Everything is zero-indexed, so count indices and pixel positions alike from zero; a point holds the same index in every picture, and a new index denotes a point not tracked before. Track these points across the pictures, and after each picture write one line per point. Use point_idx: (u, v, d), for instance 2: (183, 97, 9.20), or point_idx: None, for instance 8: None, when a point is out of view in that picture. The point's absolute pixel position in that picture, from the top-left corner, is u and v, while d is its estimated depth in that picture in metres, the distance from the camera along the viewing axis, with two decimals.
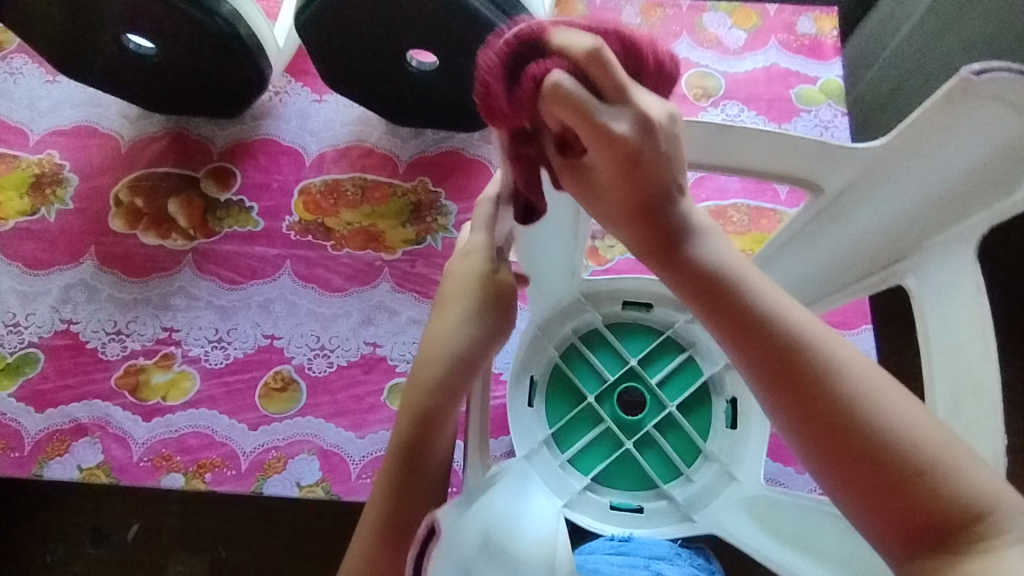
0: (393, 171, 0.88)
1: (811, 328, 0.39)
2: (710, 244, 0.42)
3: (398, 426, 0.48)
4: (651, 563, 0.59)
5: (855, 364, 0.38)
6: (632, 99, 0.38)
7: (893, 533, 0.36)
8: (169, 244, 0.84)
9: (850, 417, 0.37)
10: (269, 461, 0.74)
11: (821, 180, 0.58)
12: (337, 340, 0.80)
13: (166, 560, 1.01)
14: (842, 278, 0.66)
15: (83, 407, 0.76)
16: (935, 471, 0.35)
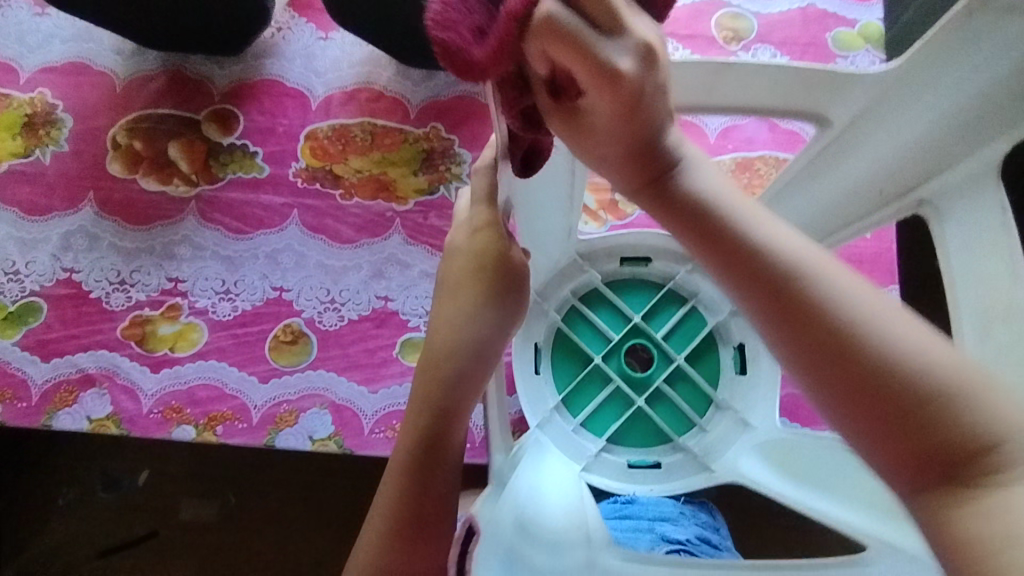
0: (403, 116, 0.84)
1: (802, 250, 0.35)
2: (701, 175, 0.40)
3: (409, 422, 0.43)
4: (655, 525, 0.63)
5: (854, 284, 0.33)
6: (631, 28, 0.33)
7: (921, 476, 0.29)
8: (171, 190, 0.81)
9: (842, 334, 0.32)
10: (281, 415, 0.73)
11: (825, 112, 0.49)
12: (348, 293, 0.78)
13: (178, 505, 1.02)
14: (836, 221, 0.58)
15: (90, 358, 0.74)
16: (967, 394, 0.29)
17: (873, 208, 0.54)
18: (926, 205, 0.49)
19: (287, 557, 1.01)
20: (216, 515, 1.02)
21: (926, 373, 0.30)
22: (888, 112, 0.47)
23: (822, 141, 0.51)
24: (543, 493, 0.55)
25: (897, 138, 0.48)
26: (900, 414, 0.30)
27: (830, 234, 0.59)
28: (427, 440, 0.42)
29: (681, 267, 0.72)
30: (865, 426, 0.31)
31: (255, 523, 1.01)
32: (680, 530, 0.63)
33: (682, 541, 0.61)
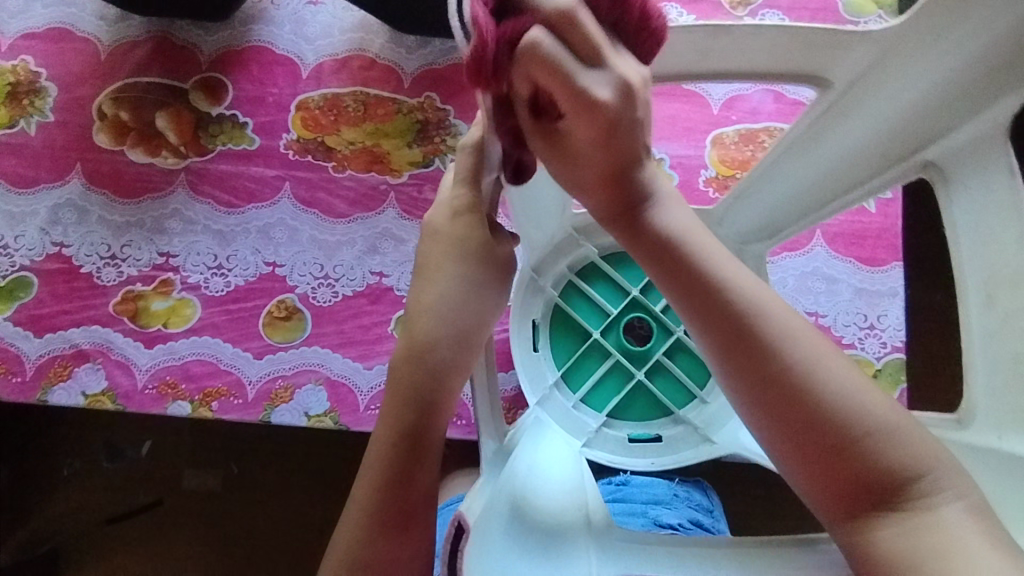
0: (397, 85, 0.81)
1: (756, 293, 0.39)
2: (669, 210, 0.42)
3: (389, 408, 0.43)
4: (648, 509, 0.62)
5: (799, 332, 0.37)
6: (610, 65, 0.37)
7: (843, 499, 0.35)
8: (160, 162, 0.79)
9: (792, 383, 0.36)
10: (276, 391, 0.73)
11: (827, 71, 0.46)
12: (342, 268, 0.76)
13: (180, 475, 1.03)
14: (829, 191, 0.54)
15: (83, 333, 0.74)
16: (888, 432, 0.35)
17: (872, 173, 0.50)
18: (930, 168, 0.46)
19: (288, 524, 1.02)
20: (218, 485, 1.03)
21: (857, 412, 0.35)
22: (894, 66, 0.43)
23: (827, 97, 0.48)
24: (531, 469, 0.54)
25: (900, 96, 0.45)
26: (833, 449, 0.35)
27: (824, 204, 0.55)
28: (409, 429, 0.42)
29: None
30: (803, 460, 0.36)
31: (256, 492, 1.02)
32: (673, 513, 0.62)
33: (675, 526, 0.60)
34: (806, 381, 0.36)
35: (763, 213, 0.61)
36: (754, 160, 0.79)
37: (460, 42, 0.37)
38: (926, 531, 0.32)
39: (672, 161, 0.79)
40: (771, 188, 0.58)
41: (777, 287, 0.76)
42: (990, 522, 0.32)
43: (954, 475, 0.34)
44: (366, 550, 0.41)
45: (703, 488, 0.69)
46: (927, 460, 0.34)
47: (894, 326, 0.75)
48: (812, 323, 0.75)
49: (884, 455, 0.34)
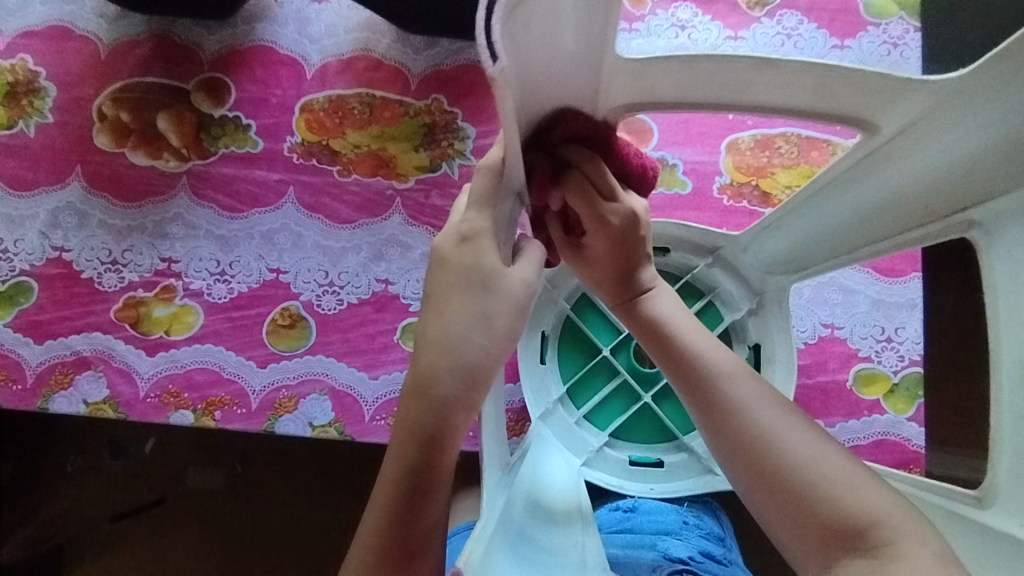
0: (404, 86, 0.79)
1: (726, 363, 0.45)
2: (663, 301, 0.50)
3: (393, 444, 0.41)
4: (657, 542, 0.60)
5: (760, 395, 0.42)
6: (625, 200, 0.48)
7: (816, 550, 0.38)
8: (161, 165, 0.77)
9: (752, 439, 0.41)
10: (280, 400, 0.72)
11: (876, 116, 0.43)
12: (347, 275, 0.75)
13: (184, 474, 1.02)
14: (859, 238, 0.54)
15: (84, 340, 0.72)
16: (853, 488, 0.38)
17: (908, 226, 0.49)
18: (974, 229, 0.44)
19: (292, 525, 1.01)
20: (224, 482, 1.02)
21: (822, 471, 0.38)
22: (941, 121, 0.41)
23: (870, 141, 0.46)
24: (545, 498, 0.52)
25: (944, 154, 0.43)
26: (802, 505, 0.38)
27: (857, 248, 0.55)
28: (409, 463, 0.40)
29: (703, 260, 0.70)
30: (773, 515, 0.39)
31: (259, 492, 1.01)
32: (683, 547, 0.59)
33: (686, 560, 0.58)
34: (773, 443, 0.40)
35: (792, 245, 0.62)
36: (771, 167, 0.76)
37: (488, 66, 0.30)
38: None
39: (685, 167, 0.77)
40: (807, 222, 0.58)
41: (793, 297, 0.75)
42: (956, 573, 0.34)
43: (918, 532, 0.36)
44: None
45: (714, 522, 0.66)
46: (893, 515, 0.37)
47: (912, 340, 0.73)
48: (828, 335, 0.74)
49: (848, 508, 0.37)
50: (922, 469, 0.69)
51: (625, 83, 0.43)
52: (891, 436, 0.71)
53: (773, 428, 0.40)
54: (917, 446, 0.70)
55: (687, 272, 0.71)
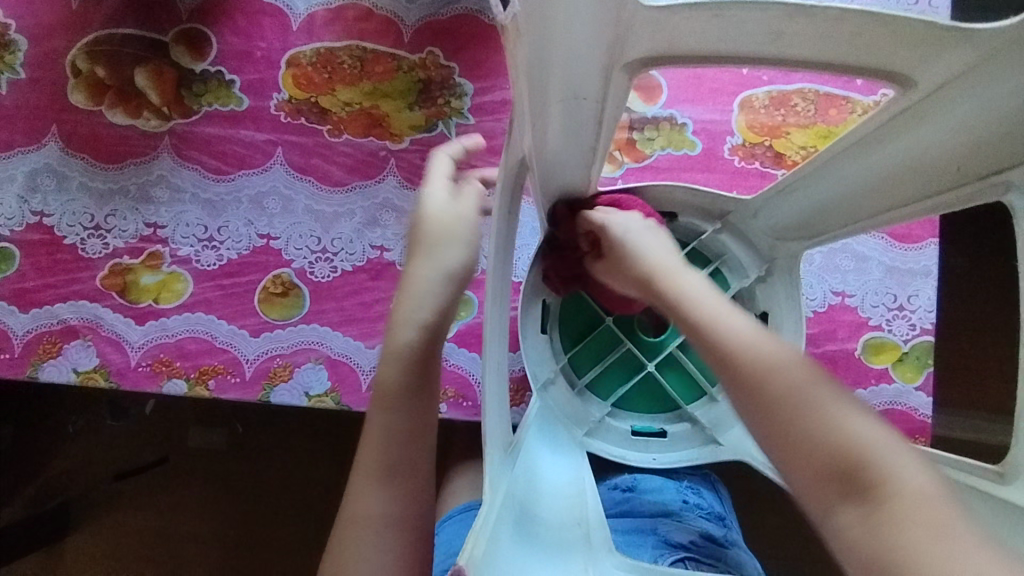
0: (396, 39, 0.74)
1: (728, 309, 0.42)
2: (663, 258, 0.49)
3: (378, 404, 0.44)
4: (656, 526, 0.61)
5: (761, 334, 0.40)
6: (628, 215, 0.54)
7: (818, 496, 0.35)
8: (141, 124, 0.73)
9: (753, 370, 0.38)
10: (274, 369, 0.69)
11: (913, 71, 0.39)
12: (341, 242, 0.72)
13: (185, 433, 1.02)
14: (880, 201, 0.51)
15: (70, 309, 0.70)
16: (832, 414, 0.35)
17: (936, 189, 0.47)
18: (1010, 189, 0.41)
19: (292, 486, 1.00)
20: (225, 443, 1.01)
21: (807, 408, 0.36)
22: (975, 84, 0.37)
23: (901, 100, 0.42)
24: (545, 480, 0.50)
25: (976, 115, 0.39)
26: (790, 447, 0.36)
27: (877, 213, 0.52)
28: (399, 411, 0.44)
29: (711, 225, 0.67)
30: (773, 453, 0.37)
31: (258, 454, 1.00)
32: (683, 531, 0.60)
33: (687, 546, 0.59)
34: (752, 380, 0.38)
35: (805, 210, 0.59)
36: (786, 126, 0.72)
37: None
38: (881, 522, 0.32)
39: (695, 127, 0.73)
40: (821, 186, 0.55)
41: (804, 264, 0.72)
42: (952, 510, 0.31)
43: (913, 468, 0.34)
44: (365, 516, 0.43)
45: (713, 498, 0.67)
46: (883, 450, 0.34)
47: (925, 308, 0.71)
48: (838, 303, 0.72)
49: (831, 445, 0.35)
50: (927, 438, 0.68)
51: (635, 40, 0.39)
52: (897, 407, 0.69)
53: (752, 363, 0.38)
54: (924, 415, 0.69)
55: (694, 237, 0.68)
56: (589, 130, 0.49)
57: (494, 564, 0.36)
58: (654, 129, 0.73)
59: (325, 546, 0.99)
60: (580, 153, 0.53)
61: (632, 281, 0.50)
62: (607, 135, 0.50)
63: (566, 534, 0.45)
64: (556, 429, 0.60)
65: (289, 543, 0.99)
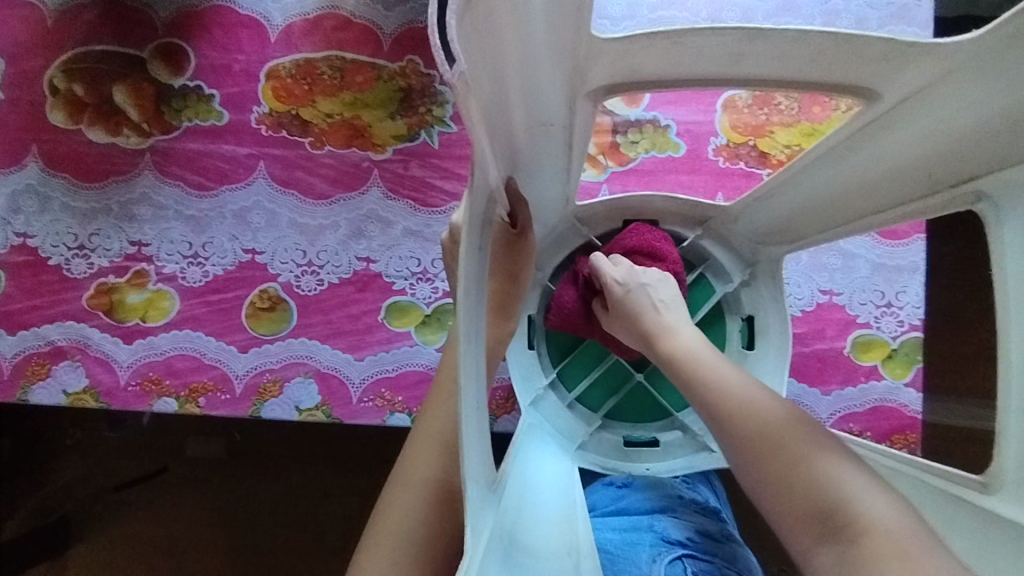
0: (376, 47, 0.73)
1: (720, 364, 0.49)
2: (664, 312, 0.55)
3: (431, 400, 0.54)
4: (653, 523, 0.60)
5: (748, 385, 0.46)
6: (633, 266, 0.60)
7: (800, 537, 0.39)
8: (121, 142, 0.73)
9: (741, 414, 0.44)
10: (264, 385, 0.69)
11: (876, 85, 0.40)
12: (326, 254, 0.72)
13: (182, 445, 1.02)
14: (851, 208, 0.52)
15: (57, 329, 0.70)
16: (809, 454, 0.40)
17: (909, 196, 0.46)
18: (982, 200, 0.41)
19: (290, 494, 0.99)
20: (222, 452, 1.01)
21: (791, 453, 0.40)
22: (936, 97, 0.38)
23: (870, 111, 0.42)
24: (535, 503, 0.47)
25: (936, 127, 0.39)
26: (775, 489, 0.40)
27: (856, 218, 0.52)
28: (422, 409, 0.54)
29: (692, 232, 0.67)
30: (761, 491, 0.41)
31: (256, 463, 1.00)
32: (679, 528, 0.60)
33: (682, 543, 0.58)
34: (747, 426, 0.43)
35: (783, 215, 0.59)
36: (770, 125, 0.72)
37: (445, 71, 0.27)
38: (852, 560, 0.35)
39: (679, 128, 0.73)
40: (799, 192, 0.54)
41: (790, 264, 0.72)
42: (924, 553, 0.34)
43: (891, 513, 0.36)
44: (410, 533, 0.49)
45: (709, 493, 0.67)
46: (861, 495, 0.37)
47: (913, 304, 0.71)
48: (826, 302, 0.72)
49: (813, 488, 0.39)
50: (918, 435, 0.68)
51: (602, 64, 0.40)
52: (888, 402, 0.69)
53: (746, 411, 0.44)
54: (914, 411, 0.69)
55: (677, 243, 0.69)
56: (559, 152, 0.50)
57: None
58: (639, 132, 0.73)
59: (325, 551, 0.99)
60: (556, 176, 0.55)
61: (635, 335, 0.56)
62: (577, 153, 0.52)
63: (556, 564, 0.42)
64: (547, 455, 0.59)
65: (289, 550, 0.99)
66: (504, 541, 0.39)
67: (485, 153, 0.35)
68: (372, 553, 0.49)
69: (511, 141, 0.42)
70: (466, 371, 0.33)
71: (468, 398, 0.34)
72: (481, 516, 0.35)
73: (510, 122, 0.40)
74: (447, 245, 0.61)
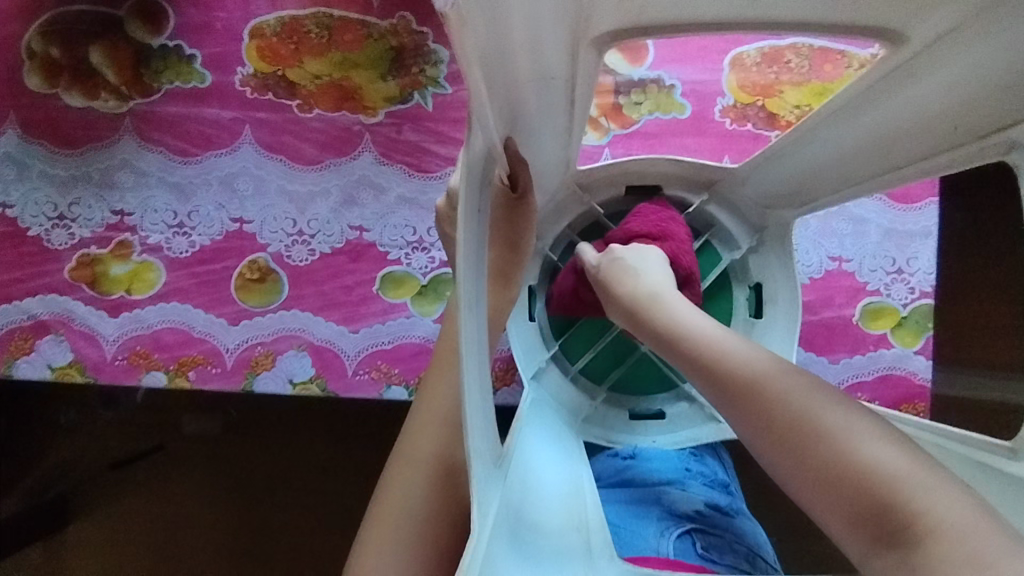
0: (365, 4, 0.70)
1: (725, 337, 0.44)
2: (657, 283, 0.52)
3: (432, 375, 0.53)
4: (661, 495, 0.60)
5: (761, 362, 0.41)
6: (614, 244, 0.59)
7: (854, 539, 0.35)
8: (99, 106, 0.69)
9: (761, 402, 0.39)
10: (256, 358, 0.67)
11: (900, 30, 0.37)
12: (317, 223, 0.69)
13: (177, 421, 1.00)
14: (868, 166, 0.49)
15: (40, 303, 0.67)
16: (845, 440, 0.36)
17: (933, 150, 0.44)
18: (1016, 148, 0.38)
19: (289, 469, 0.98)
20: (218, 429, 0.99)
21: (823, 448, 0.36)
22: (964, 44, 0.35)
23: (892, 59, 0.39)
24: (541, 480, 0.46)
25: (965, 74, 0.37)
26: (813, 489, 0.36)
27: (871, 177, 0.50)
28: (423, 384, 0.53)
29: (697, 196, 0.65)
30: (799, 486, 0.37)
31: (253, 439, 0.99)
32: (688, 501, 0.59)
33: (692, 516, 0.58)
34: (769, 418, 0.39)
35: (792, 177, 0.56)
36: (779, 84, 0.69)
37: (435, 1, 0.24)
38: (917, 565, 0.32)
39: (684, 88, 0.70)
40: (811, 151, 0.52)
41: (799, 230, 0.70)
42: (992, 546, 0.30)
43: (945, 499, 0.33)
44: (410, 509, 0.48)
45: (717, 465, 0.66)
46: (910, 484, 0.34)
47: (924, 270, 0.69)
48: (835, 269, 0.70)
49: (853, 483, 0.35)
50: (926, 404, 0.67)
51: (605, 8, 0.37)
52: (897, 370, 0.68)
53: (764, 400, 0.39)
54: (923, 380, 0.67)
55: (682, 209, 0.67)
56: (560, 112, 0.47)
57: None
58: (642, 92, 0.70)
59: (326, 526, 0.97)
60: (557, 138, 0.52)
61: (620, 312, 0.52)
62: (580, 113, 0.49)
63: (565, 541, 0.41)
64: (552, 430, 0.57)
65: (288, 526, 0.97)
66: (510, 520, 0.37)
67: (483, 104, 0.33)
68: (372, 530, 0.48)
69: (510, 95, 0.39)
70: (466, 339, 0.31)
71: (469, 370, 0.32)
72: (487, 492, 0.33)
73: (509, 74, 0.37)
74: (443, 211, 0.58)
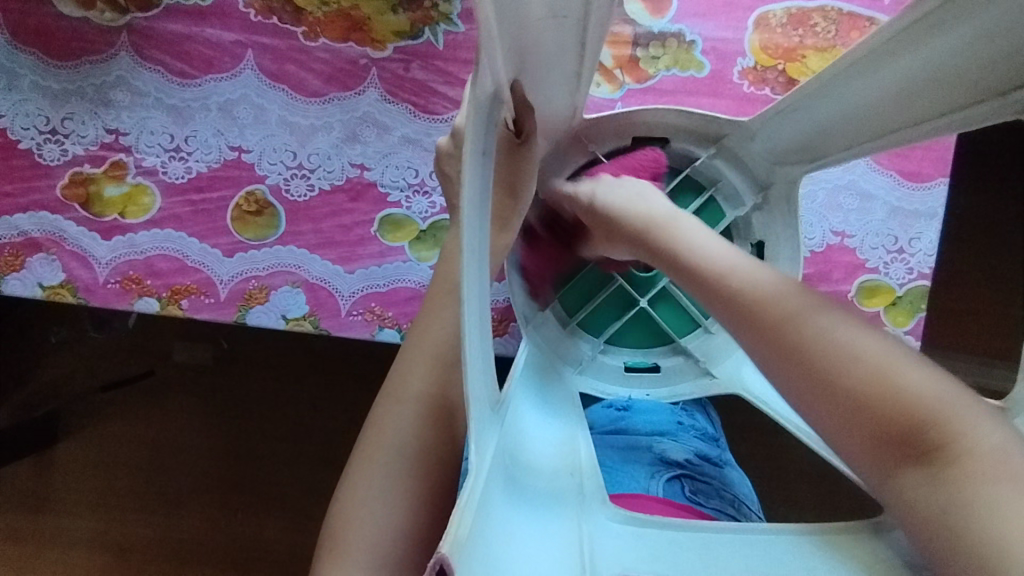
0: None
1: (737, 262, 0.43)
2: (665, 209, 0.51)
3: (426, 317, 0.52)
4: (653, 444, 0.62)
5: (784, 290, 0.41)
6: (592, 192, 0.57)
7: (875, 460, 0.36)
8: (95, 17, 0.67)
9: (791, 330, 0.39)
10: (250, 291, 0.66)
11: None
12: (318, 158, 0.67)
13: (169, 347, 1.00)
14: (879, 123, 0.48)
15: (31, 220, 0.65)
16: (873, 363, 0.36)
17: (943, 108, 0.43)
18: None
19: (278, 403, 0.99)
20: (210, 357, 1.00)
21: (864, 372, 0.36)
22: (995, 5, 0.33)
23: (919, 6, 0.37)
24: (531, 425, 0.46)
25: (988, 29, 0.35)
26: (839, 409, 0.37)
27: (883, 132, 0.49)
28: (416, 323, 0.53)
29: (705, 151, 0.65)
30: (824, 411, 0.37)
31: (245, 370, 0.99)
32: (679, 450, 0.62)
33: (681, 464, 0.60)
34: (798, 339, 0.38)
35: (805, 131, 0.55)
36: (802, 48, 0.67)
37: None
38: (947, 482, 0.33)
39: (705, 45, 0.68)
40: (825, 103, 0.50)
41: (805, 201, 0.69)
42: (1018, 460, 0.33)
43: (977, 418, 0.34)
44: (404, 448, 0.48)
45: (706, 421, 0.68)
46: (944, 401, 0.35)
47: (925, 252, 0.69)
48: (837, 244, 0.69)
49: (889, 399, 0.35)
50: None
51: None
52: None
53: (793, 321, 0.39)
54: None
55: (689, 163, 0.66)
56: (571, 55, 0.45)
57: (487, 526, 0.31)
58: (661, 46, 0.67)
59: (310, 461, 0.98)
60: (566, 83, 0.50)
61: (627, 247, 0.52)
62: (591, 57, 0.48)
63: (556, 484, 0.41)
64: (545, 378, 0.57)
65: (275, 457, 0.98)
66: (503, 463, 0.37)
67: (495, 39, 0.31)
68: (364, 466, 0.48)
69: (523, 31, 0.37)
70: (468, 279, 0.31)
71: (470, 313, 0.31)
72: (483, 435, 0.33)
73: (522, 9, 0.35)
74: (446, 155, 0.57)
